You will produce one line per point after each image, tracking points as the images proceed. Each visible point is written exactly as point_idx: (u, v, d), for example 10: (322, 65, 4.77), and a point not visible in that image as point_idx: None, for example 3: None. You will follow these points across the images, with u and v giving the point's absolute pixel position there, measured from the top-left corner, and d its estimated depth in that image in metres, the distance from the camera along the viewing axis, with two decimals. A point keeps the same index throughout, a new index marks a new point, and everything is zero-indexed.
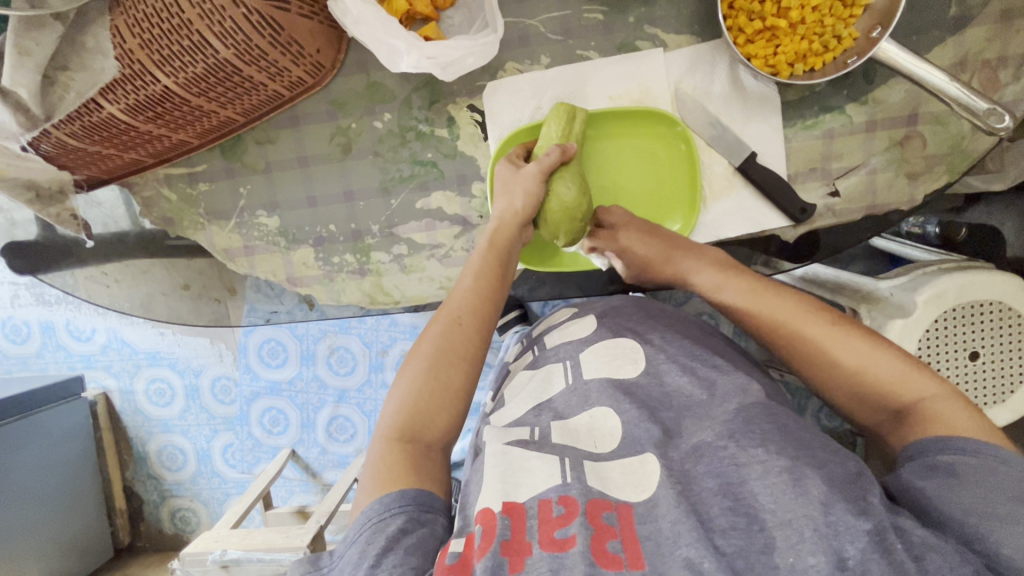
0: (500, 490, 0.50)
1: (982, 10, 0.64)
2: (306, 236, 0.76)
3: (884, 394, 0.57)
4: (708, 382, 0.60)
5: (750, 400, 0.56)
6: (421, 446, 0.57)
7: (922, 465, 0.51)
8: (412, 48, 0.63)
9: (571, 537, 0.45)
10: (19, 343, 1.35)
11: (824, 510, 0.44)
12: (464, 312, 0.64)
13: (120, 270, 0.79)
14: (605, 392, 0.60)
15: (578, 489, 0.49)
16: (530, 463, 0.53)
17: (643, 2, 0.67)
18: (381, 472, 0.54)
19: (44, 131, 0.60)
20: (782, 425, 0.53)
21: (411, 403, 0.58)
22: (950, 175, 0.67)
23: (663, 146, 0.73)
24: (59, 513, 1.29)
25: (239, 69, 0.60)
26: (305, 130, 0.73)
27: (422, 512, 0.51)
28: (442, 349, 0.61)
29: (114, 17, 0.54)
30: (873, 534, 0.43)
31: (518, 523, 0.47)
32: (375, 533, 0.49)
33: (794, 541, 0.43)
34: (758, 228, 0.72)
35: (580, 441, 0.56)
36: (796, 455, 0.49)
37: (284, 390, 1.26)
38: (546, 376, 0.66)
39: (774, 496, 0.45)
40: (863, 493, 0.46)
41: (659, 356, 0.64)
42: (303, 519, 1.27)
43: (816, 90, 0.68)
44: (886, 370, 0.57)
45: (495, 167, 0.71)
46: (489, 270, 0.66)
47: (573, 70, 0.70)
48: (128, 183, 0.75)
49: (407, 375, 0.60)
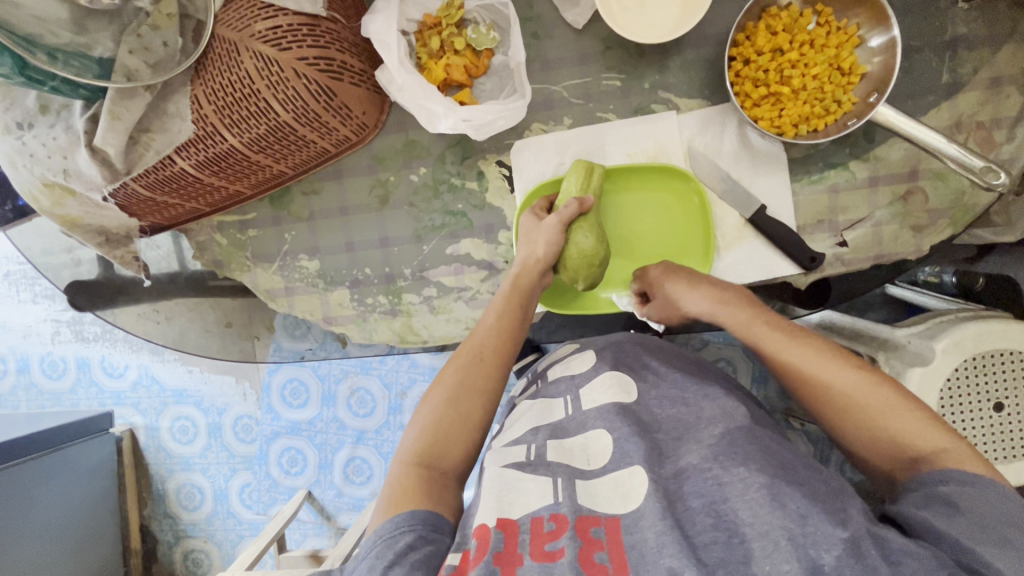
0: (496, 507, 0.54)
1: (972, 77, 0.69)
2: (343, 278, 0.81)
3: (896, 442, 0.58)
4: (696, 409, 0.63)
5: (734, 425, 0.59)
6: (436, 472, 0.61)
7: (922, 495, 0.53)
8: (449, 111, 0.71)
9: (560, 549, 0.49)
10: (56, 378, 1.42)
11: (802, 521, 0.48)
12: (486, 348, 0.69)
13: (169, 308, 0.85)
14: (603, 414, 0.63)
15: (568, 506, 0.53)
16: (525, 485, 0.56)
17: (657, 70, 0.74)
18: (396, 493, 0.58)
19: (123, 183, 0.68)
20: (765, 446, 0.56)
21: (430, 433, 0.63)
22: (954, 227, 0.70)
23: (677, 199, 0.78)
24: (81, 552, 1.29)
25: (296, 130, 0.67)
26: (348, 182, 0.79)
27: (430, 532, 0.55)
28: (462, 384, 0.66)
29: (195, 87, 0.64)
30: (849, 541, 0.46)
31: (510, 537, 0.51)
32: (385, 548, 0.53)
33: (770, 550, 0.46)
34: (772, 275, 0.75)
35: (574, 458, 0.60)
36: (776, 473, 0.52)
37: (304, 429, 1.29)
38: (546, 407, 0.70)
39: (752, 510, 0.49)
40: (844, 505, 0.51)
41: (650, 393, 0.67)
42: (315, 564, 1.26)
43: (820, 148, 0.73)
44: (908, 423, 0.58)
45: (520, 217, 0.76)
46: (510, 309, 0.71)
47: (593, 130, 0.76)
48: (185, 230, 0.82)
49: (428, 406, 0.66)
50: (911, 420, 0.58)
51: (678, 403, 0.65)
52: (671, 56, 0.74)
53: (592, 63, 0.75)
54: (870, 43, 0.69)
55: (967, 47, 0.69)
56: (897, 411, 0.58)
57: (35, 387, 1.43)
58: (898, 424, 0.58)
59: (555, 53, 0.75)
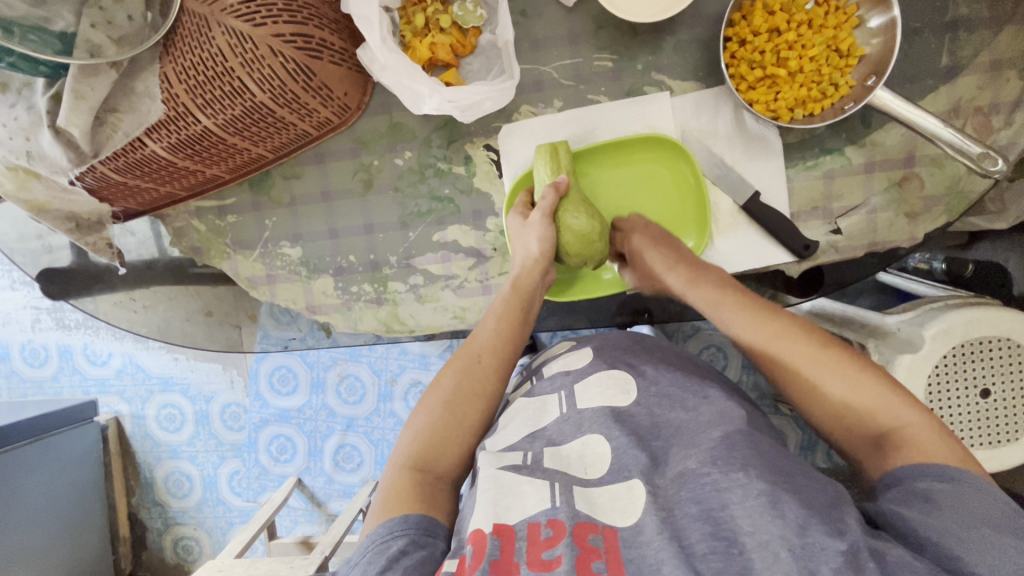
0: (491, 512, 0.52)
1: (971, 60, 0.67)
2: (326, 266, 0.79)
3: (864, 416, 0.60)
4: (695, 413, 0.62)
5: (733, 429, 0.57)
6: (430, 476, 0.61)
7: (900, 492, 0.53)
8: (434, 91, 0.68)
9: (557, 558, 0.47)
10: (37, 367, 1.38)
11: (801, 532, 0.47)
12: (485, 351, 0.69)
13: (147, 297, 0.82)
14: (598, 418, 0.62)
15: (566, 512, 0.51)
16: (521, 488, 0.55)
17: (650, 51, 0.72)
18: (392, 497, 0.58)
19: (91, 167, 0.65)
20: (762, 451, 0.54)
21: (426, 438, 0.64)
22: (948, 215, 0.69)
23: (667, 168, 0.75)
24: (67, 542, 1.28)
25: (273, 111, 0.64)
26: (329, 166, 0.76)
27: (422, 536, 0.55)
28: (459, 385, 0.67)
29: (164, 65, 0.60)
30: (847, 553, 0.46)
31: (507, 543, 0.50)
32: (378, 554, 0.52)
33: (770, 561, 0.45)
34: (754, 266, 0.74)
35: (572, 467, 0.59)
36: (776, 481, 0.51)
37: (293, 418, 1.27)
38: (541, 406, 0.68)
39: (753, 519, 0.48)
40: (842, 515, 0.50)
41: (650, 390, 0.66)
42: (307, 549, 1.26)
43: (816, 133, 0.72)
44: (874, 399, 0.59)
45: (506, 218, 0.75)
46: (512, 312, 0.70)
47: (584, 113, 0.74)
48: (162, 215, 0.79)
49: (425, 410, 0.66)
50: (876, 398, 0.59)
51: (678, 406, 0.64)
52: (666, 35, 0.71)
53: (583, 43, 0.72)
54: (870, 24, 0.67)
55: (966, 28, 0.67)
56: (863, 387, 0.60)
57: (16, 375, 1.40)
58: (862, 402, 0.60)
59: (546, 32, 0.72)
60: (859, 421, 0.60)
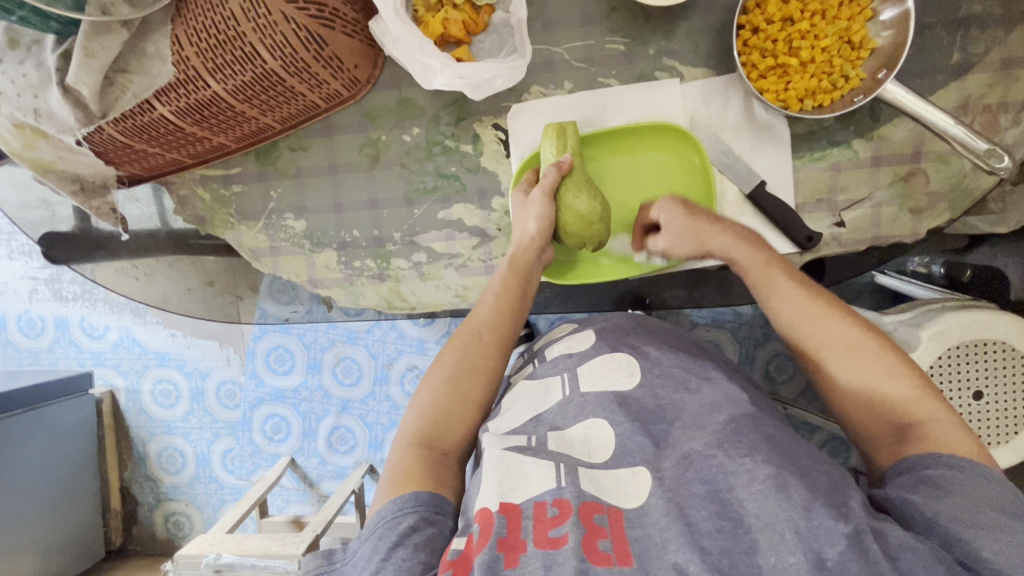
0: (496, 491, 0.52)
1: (982, 58, 0.68)
2: (330, 240, 0.79)
3: (893, 410, 0.60)
4: (698, 396, 0.63)
5: (739, 411, 0.58)
6: (436, 453, 0.62)
7: (908, 478, 0.55)
8: (445, 67, 0.67)
9: (564, 536, 0.48)
10: (33, 337, 1.38)
11: (807, 515, 0.47)
12: (485, 329, 0.69)
13: (149, 265, 0.83)
14: (600, 403, 0.63)
15: (571, 491, 0.52)
16: (527, 468, 0.55)
17: (662, 35, 0.72)
18: (399, 474, 0.59)
19: (99, 127, 0.64)
20: (769, 435, 0.55)
21: (430, 414, 0.64)
22: (952, 212, 0.70)
23: (676, 158, 0.75)
24: (59, 509, 1.28)
25: (284, 79, 0.64)
26: (338, 139, 0.76)
27: (433, 513, 0.55)
28: (462, 363, 0.67)
29: (175, 26, 0.60)
30: (851, 535, 0.46)
31: (512, 521, 0.50)
32: (388, 529, 0.53)
33: (776, 542, 0.46)
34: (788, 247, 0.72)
35: (575, 450, 0.59)
36: (783, 464, 0.51)
37: (288, 397, 1.27)
38: (544, 388, 0.68)
39: (760, 502, 0.48)
40: (845, 498, 0.50)
41: (653, 370, 0.66)
42: (298, 529, 1.27)
43: (825, 125, 0.72)
44: (899, 387, 0.60)
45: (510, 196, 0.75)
46: (510, 290, 0.71)
47: (594, 96, 0.74)
48: (166, 183, 0.79)
49: (427, 387, 0.66)
50: (905, 388, 0.60)
51: (681, 388, 0.64)
52: (679, 21, 0.71)
53: (596, 25, 0.72)
54: (883, 16, 0.67)
55: (979, 26, 0.67)
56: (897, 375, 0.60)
57: (12, 345, 1.40)
58: (891, 388, 0.60)
59: (559, 13, 0.72)
60: (894, 417, 0.60)
